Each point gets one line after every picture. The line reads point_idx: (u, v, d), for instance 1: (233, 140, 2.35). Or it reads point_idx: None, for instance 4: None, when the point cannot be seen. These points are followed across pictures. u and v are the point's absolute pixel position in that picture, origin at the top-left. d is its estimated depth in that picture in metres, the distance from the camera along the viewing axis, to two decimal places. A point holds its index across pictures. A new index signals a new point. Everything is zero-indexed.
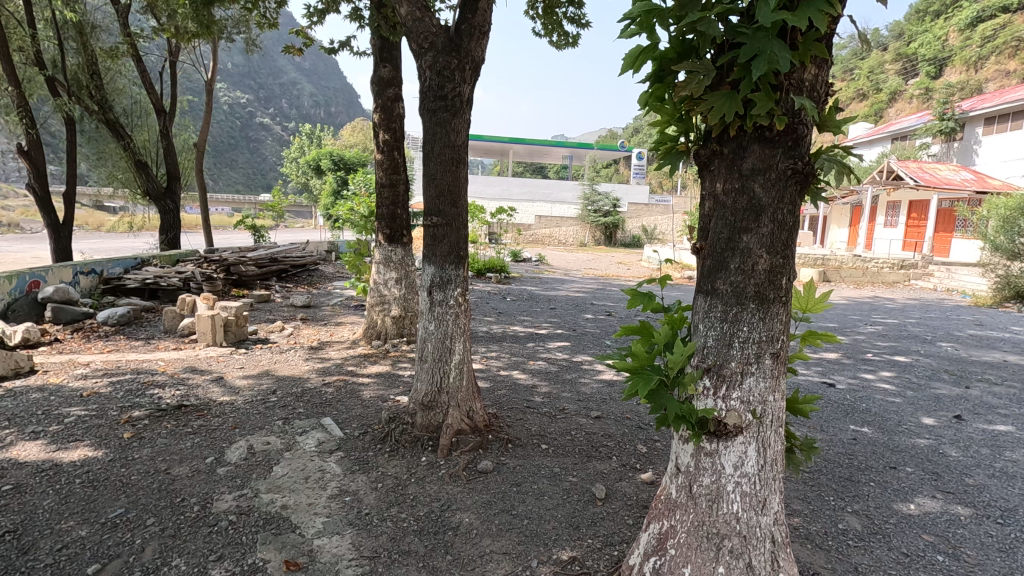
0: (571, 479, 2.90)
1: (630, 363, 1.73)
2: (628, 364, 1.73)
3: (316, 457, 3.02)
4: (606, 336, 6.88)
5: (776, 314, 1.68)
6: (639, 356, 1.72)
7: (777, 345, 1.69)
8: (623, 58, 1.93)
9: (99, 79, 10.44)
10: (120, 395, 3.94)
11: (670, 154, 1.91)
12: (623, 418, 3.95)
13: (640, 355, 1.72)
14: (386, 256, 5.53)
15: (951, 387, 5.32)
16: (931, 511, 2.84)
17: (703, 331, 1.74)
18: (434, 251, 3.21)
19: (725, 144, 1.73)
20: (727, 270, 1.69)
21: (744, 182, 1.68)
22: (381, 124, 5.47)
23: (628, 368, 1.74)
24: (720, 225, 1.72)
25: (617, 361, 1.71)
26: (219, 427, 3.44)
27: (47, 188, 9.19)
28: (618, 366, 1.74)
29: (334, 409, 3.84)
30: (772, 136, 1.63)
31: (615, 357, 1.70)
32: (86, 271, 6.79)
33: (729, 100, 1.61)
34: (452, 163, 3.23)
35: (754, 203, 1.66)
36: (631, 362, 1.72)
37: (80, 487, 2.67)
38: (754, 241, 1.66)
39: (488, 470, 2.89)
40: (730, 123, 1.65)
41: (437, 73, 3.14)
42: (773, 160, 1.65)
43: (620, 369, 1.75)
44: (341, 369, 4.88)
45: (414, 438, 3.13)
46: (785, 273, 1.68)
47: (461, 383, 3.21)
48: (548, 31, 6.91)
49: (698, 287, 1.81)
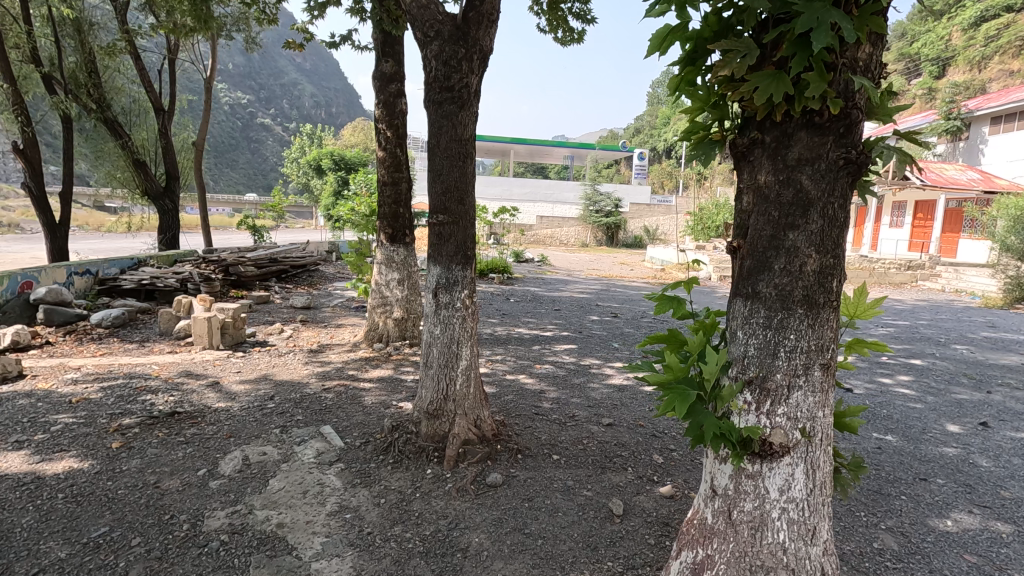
0: (585, 493, 2.72)
1: (662, 376, 1.53)
2: (660, 378, 1.53)
3: (315, 470, 2.84)
4: (612, 338, 6.70)
5: (827, 320, 1.50)
6: (674, 370, 1.52)
7: (826, 354, 1.51)
8: (650, 39, 1.77)
9: (96, 77, 10.28)
10: (111, 402, 3.75)
11: (702, 143, 1.74)
12: (636, 425, 3.77)
13: (675, 368, 1.52)
14: (388, 256, 5.37)
15: (972, 392, 5.13)
16: (969, 528, 2.67)
17: (740, 341, 1.57)
18: (440, 251, 3.03)
19: (767, 131, 1.56)
20: (771, 271, 1.52)
21: (790, 174, 1.51)
22: (383, 121, 5.32)
23: (660, 381, 1.53)
24: (761, 222, 1.56)
25: (647, 374, 1.50)
26: (213, 436, 3.27)
27: (43, 187, 9.03)
28: (649, 380, 1.53)
29: (334, 416, 3.66)
30: (821, 124, 1.47)
31: (646, 371, 1.50)
32: (80, 271, 6.64)
33: (776, 81, 1.43)
34: (459, 158, 3.05)
35: (799, 195, 1.50)
36: (664, 376, 1.53)
37: (62, 503, 2.50)
38: (801, 239, 1.49)
39: (497, 484, 2.72)
40: (776, 106, 1.48)
41: (443, 62, 2.97)
42: (822, 149, 1.48)
43: (651, 384, 1.55)
44: (341, 373, 4.70)
45: (419, 449, 2.95)
46: (836, 275, 1.51)
47: (468, 391, 3.04)
48: (552, 27, 6.77)
49: (734, 290, 1.64)
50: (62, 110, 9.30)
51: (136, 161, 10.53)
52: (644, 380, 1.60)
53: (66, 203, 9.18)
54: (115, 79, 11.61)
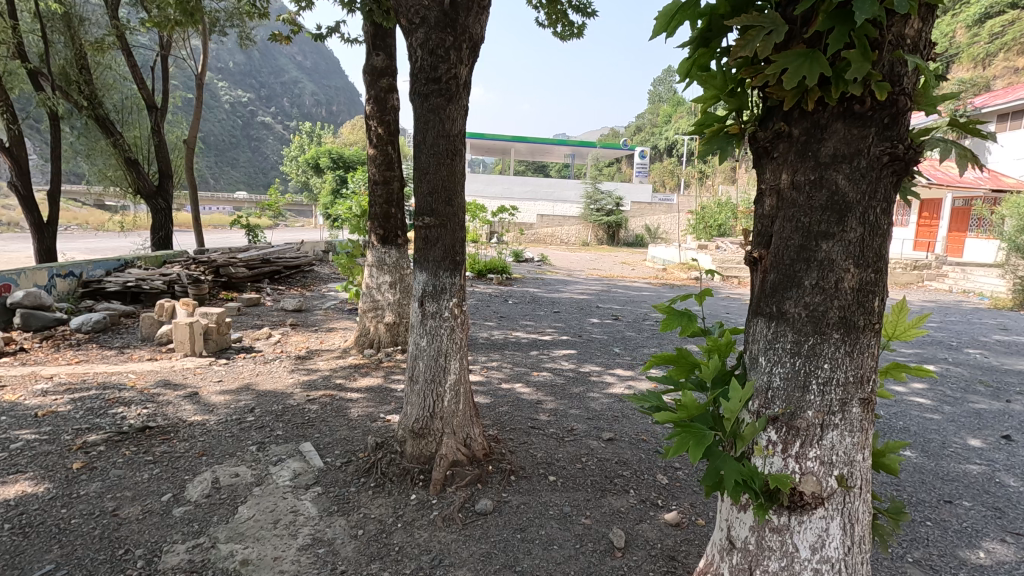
0: (583, 521, 2.50)
1: (674, 414, 1.29)
2: (673, 417, 1.29)
3: (289, 495, 2.61)
4: (614, 343, 6.47)
5: (867, 346, 1.27)
6: (689, 409, 1.28)
7: (867, 387, 1.28)
8: (655, 17, 1.53)
9: (87, 73, 10.09)
10: (79, 416, 3.53)
11: (715, 138, 1.51)
12: (638, 440, 3.54)
13: (689, 408, 1.28)
14: (379, 258, 5.14)
15: (990, 401, 4.89)
16: (1004, 561, 2.43)
17: (761, 369, 1.34)
18: (427, 256, 2.79)
19: (795, 123, 1.33)
20: (799, 288, 1.29)
21: (822, 173, 1.28)
22: (373, 117, 5.09)
23: (672, 420, 1.29)
24: (787, 229, 1.32)
25: (658, 415, 1.26)
26: (184, 455, 3.05)
27: (30, 186, 8.81)
28: (658, 419, 1.29)
29: (315, 432, 3.42)
30: (861, 113, 1.23)
31: (657, 412, 1.26)
32: (63, 274, 6.43)
33: (808, 62, 1.21)
34: (447, 155, 2.81)
35: (835, 196, 1.27)
36: (677, 416, 1.28)
37: (7, 535, 2.28)
38: (836, 249, 1.26)
39: (487, 512, 2.49)
40: (808, 91, 1.25)
41: (430, 51, 2.72)
42: (861, 144, 1.25)
43: (661, 422, 1.31)
44: (328, 383, 4.46)
45: (403, 471, 2.72)
46: (877, 292, 1.27)
47: (456, 408, 2.82)
48: (551, 21, 6.53)
49: (754, 308, 1.41)
50: (50, 108, 9.11)
51: (128, 159, 10.31)
52: (654, 416, 1.35)
53: (54, 203, 8.96)
54: (108, 76, 11.40)
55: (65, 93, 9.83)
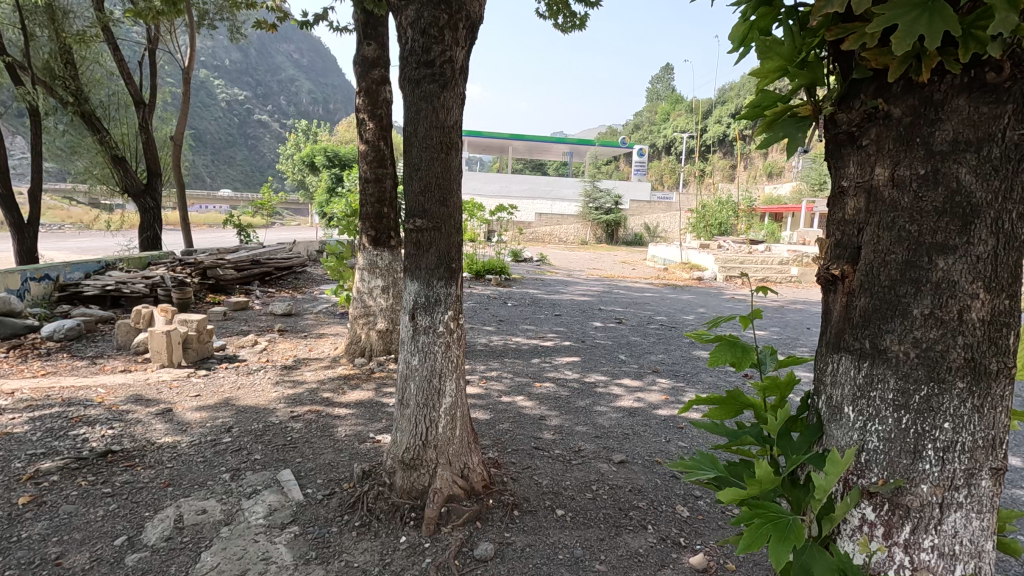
0: (598, 568, 2.18)
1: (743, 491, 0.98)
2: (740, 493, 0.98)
3: (262, 537, 2.29)
4: (619, 349, 6.14)
5: (998, 396, 0.96)
6: (763, 483, 0.98)
7: (997, 451, 0.98)
8: None
9: (73, 68, 9.62)
10: (36, 438, 3.20)
11: (779, 122, 1.17)
12: (652, 463, 3.22)
13: (763, 481, 0.98)
14: (371, 261, 4.82)
15: None
16: None
17: (849, 425, 1.05)
18: (419, 264, 2.46)
19: (896, 100, 1.00)
20: (905, 320, 0.98)
21: (937, 166, 0.96)
22: (364, 110, 4.75)
23: (737, 498, 0.99)
24: (885, 239, 1.01)
25: (720, 496, 0.96)
26: (147, 486, 2.71)
27: (8, 185, 8.38)
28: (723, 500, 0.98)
29: (296, 456, 3.09)
30: (996, 85, 0.90)
31: (722, 489, 0.96)
32: (37, 277, 6.07)
33: (928, 15, 0.88)
34: (441, 149, 2.47)
35: (956, 196, 0.95)
36: (748, 492, 0.98)
37: None
38: (958, 268, 0.95)
39: (488, 557, 2.18)
40: (925, 55, 0.92)
41: (421, 31, 2.38)
42: (993, 125, 0.93)
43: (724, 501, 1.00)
44: (314, 397, 4.13)
45: (392, 508, 2.40)
46: (1012, 325, 0.96)
47: (452, 435, 2.50)
48: (552, 13, 6.23)
49: (835, 339, 1.09)
50: (30, 103, 8.73)
51: (114, 156, 9.93)
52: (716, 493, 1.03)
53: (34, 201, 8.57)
54: (94, 71, 10.99)
55: (48, 89, 9.39)
